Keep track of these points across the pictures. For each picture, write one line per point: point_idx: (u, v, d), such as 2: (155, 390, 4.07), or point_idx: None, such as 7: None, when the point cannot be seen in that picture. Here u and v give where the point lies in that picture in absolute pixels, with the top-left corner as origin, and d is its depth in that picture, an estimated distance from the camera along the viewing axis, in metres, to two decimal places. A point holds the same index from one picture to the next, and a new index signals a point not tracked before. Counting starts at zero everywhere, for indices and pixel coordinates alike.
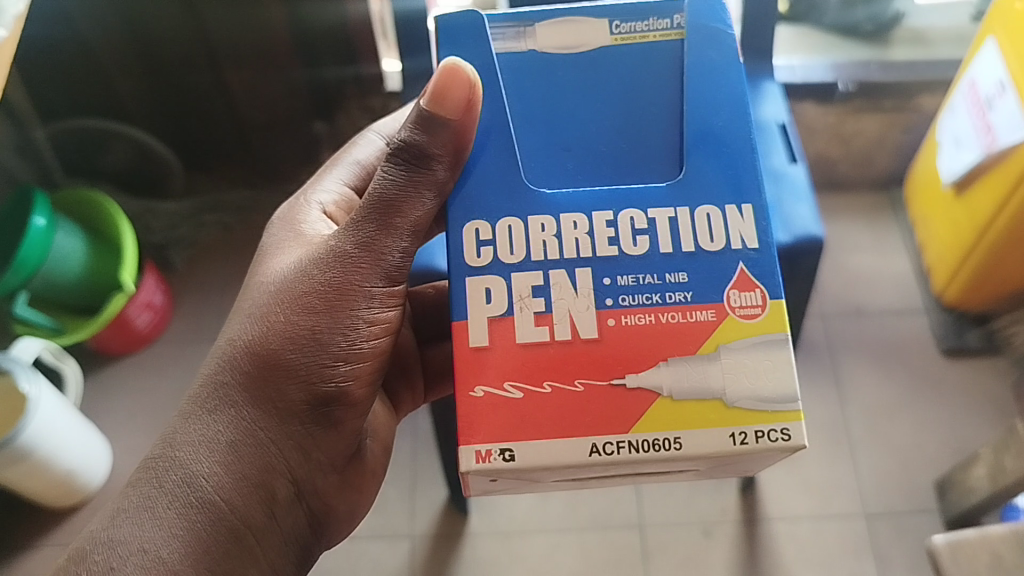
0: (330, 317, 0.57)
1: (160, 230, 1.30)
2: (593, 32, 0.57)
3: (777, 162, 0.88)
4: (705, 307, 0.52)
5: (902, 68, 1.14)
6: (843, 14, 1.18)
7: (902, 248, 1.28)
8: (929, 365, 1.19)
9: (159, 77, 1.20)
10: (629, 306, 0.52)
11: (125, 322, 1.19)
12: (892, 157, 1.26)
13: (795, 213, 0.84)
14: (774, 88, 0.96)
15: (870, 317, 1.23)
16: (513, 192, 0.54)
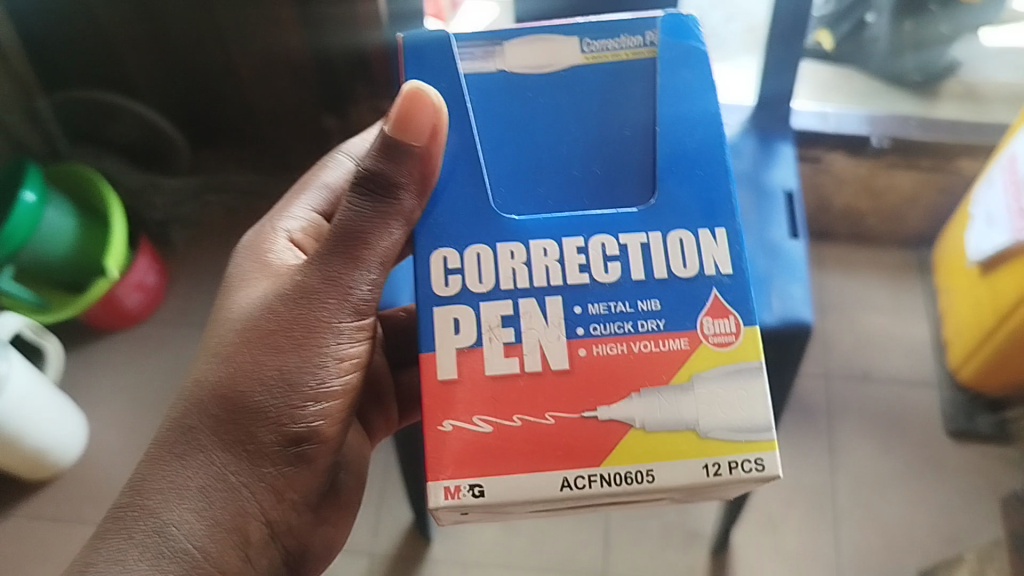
0: (299, 354, 0.51)
1: (162, 206, 1.21)
2: (563, 52, 0.51)
3: (775, 236, 0.77)
4: (680, 336, 0.46)
5: (943, 129, 1.08)
6: (891, 62, 1.12)
7: (923, 313, 1.18)
8: (933, 443, 1.09)
9: (171, 55, 1.14)
10: (598, 339, 0.47)
11: (113, 302, 1.11)
12: (926, 218, 1.17)
13: (784, 291, 0.73)
14: (790, 151, 0.83)
15: (878, 385, 1.13)
16: (479, 215, 0.48)
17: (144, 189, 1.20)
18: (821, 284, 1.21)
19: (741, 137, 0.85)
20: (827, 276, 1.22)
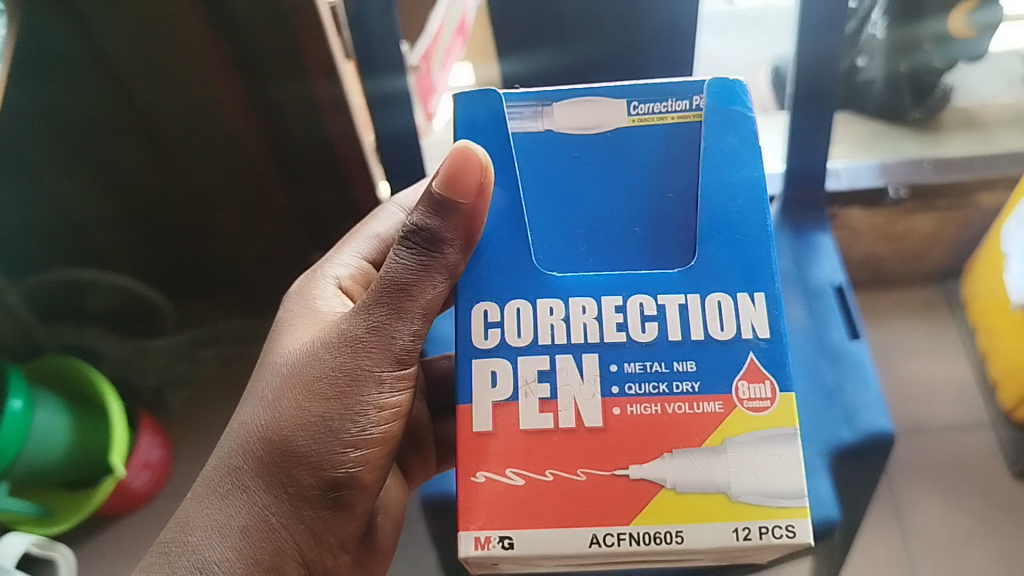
0: (340, 401, 0.54)
1: (154, 372, 1.17)
2: (610, 112, 0.55)
3: (836, 339, 0.80)
4: (715, 401, 0.48)
5: (959, 168, 1.07)
6: (889, 96, 1.10)
7: (962, 353, 1.15)
8: (1004, 491, 1.05)
9: (147, 219, 1.06)
10: (631, 395, 0.48)
11: (124, 488, 1.09)
12: (948, 250, 1.16)
13: (858, 405, 0.76)
14: (830, 242, 0.86)
15: (930, 436, 1.10)
16: (524, 274, 0.51)
17: (131, 357, 1.13)
18: None
19: (776, 235, 0.86)
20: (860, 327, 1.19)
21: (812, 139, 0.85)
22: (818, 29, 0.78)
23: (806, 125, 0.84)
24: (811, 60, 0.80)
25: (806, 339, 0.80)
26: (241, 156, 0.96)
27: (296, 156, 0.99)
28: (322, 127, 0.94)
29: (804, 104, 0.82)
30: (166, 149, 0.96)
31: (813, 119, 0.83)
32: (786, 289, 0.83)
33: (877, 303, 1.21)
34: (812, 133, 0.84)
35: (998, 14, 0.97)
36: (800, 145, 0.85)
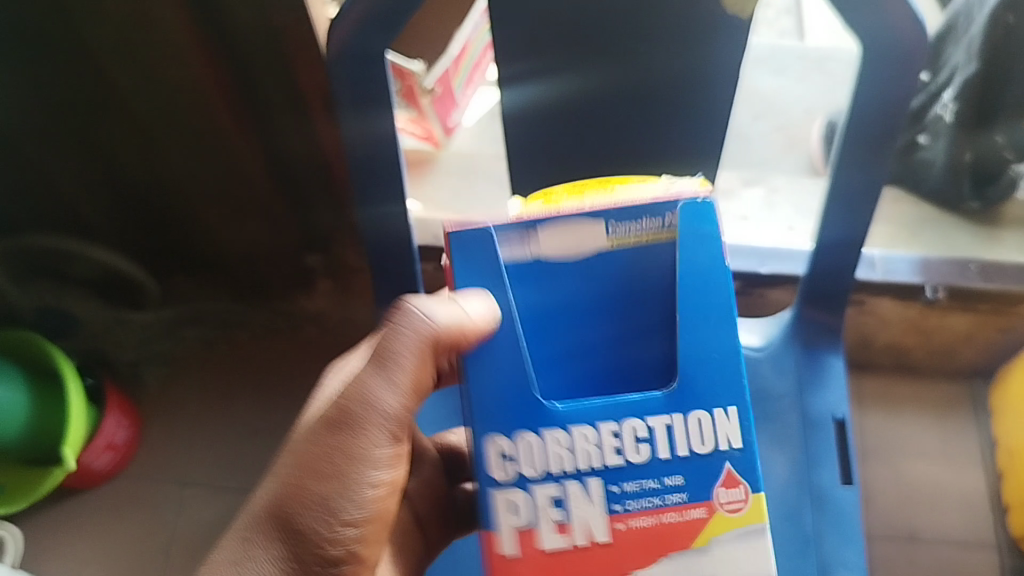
0: (339, 477, 0.50)
1: (133, 346, 1.14)
2: (590, 236, 0.50)
3: (825, 480, 0.71)
4: (703, 504, 0.48)
5: (1009, 275, 0.99)
6: (947, 184, 1.04)
7: (979, 462, 1.11)
8: None
9: (130, 200, 1.00)
10: (629, 512, 0.48)
11: (83, 468, 1.05)
12: (980, 353, 1.10)
13: (834, 566, 0.68)
14: (840, 366, 0.76)
15: (924, 546, 1.06)
16: (524, 405, 0.48)
17: (109, 329, 1.11)
18: (863, 425, 1.14)
19: (784, 348, 0.77)
20: (868, 416, 1.15)
21: (853, 212, 0.69)
22: (879, 100, 0.63)
23: (849, 195, 0.68)
24: (869, 121, 0.64)
25: (791, 478, 0.71)
26: (225, 154, 0.91)
27: (296, 154, 0.94)
28: (310, 123, 0.89)
29: (852, 165, 0.67)
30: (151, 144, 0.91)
31: (866, 180, 0.67)
32: (779, 427, 0.74)
33: (893, 394, 1.16)
34: (852, 207, 0.69)
35: None
36: (838, 218, 0.70)
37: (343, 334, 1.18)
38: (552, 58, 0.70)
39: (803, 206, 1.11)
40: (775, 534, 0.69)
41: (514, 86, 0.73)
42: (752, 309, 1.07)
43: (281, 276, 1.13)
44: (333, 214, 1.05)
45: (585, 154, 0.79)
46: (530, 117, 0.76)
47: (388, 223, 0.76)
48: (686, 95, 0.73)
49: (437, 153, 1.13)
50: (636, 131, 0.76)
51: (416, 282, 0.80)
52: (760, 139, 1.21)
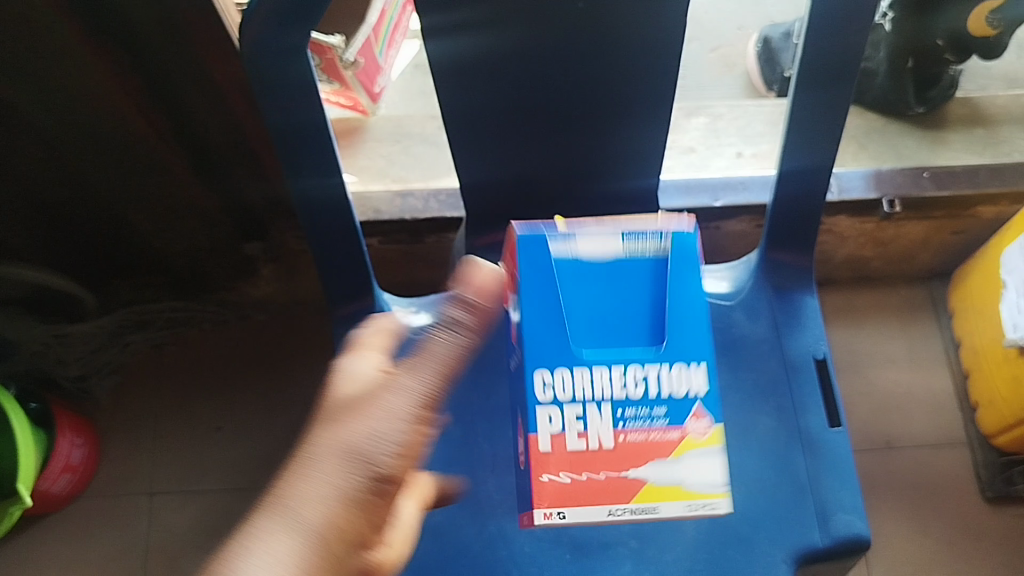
0: (349, 448, 0.42)
1: (77, 362, 1.08)
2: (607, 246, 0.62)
3: (813, 424, 0.73)
4: (680, 426, 0.61)
5: (961, 179, 0.99)
6: (891, 94, 1.03)
7: (943, 361, 1.12)
8: (972, 514, 1.03)
9: (49, 213, 0.93)
10: (624, 429, 0.60)
11: (43, 495, 1.00)
12: (935, 255, 1.10)
13: (832, 507, 0.69)
14: (814, 306, 0.77)
15: (900, 453, 1.07)
16: (560, 347, 0.61)
17: (47, 347, 1.04)
18: (830, 341, 1.14)
19: (755, 293, 0.78)
20: (833, 331, 1.15)
21: (812, 138, 0.69)
22: (834, 22, 0.62)
23: (808, 121, 0.68)
24: (827, 50, 0.64)
25: (776, 423, 0.73)
26: (146, 153, 0.85)
27: (220, 143, 0.89)
28: (232, 112, 0.84)
29: (808, 89, 0.66)
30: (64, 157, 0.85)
31: (824, 104, 0.67)
32: (762, 375, 0.75)
33: (854, 305, 1.17)
34: (812, 133, 0.69)
35: None
36: (796, 147, 0.70)
37: (305, 327, 1.17)
38: (478, 5, 0.63)
39: (748, 131, 1.09)
40: (769, 482, 0.71)
41: (439, 38, 0.64)
42: (706, 243, 1.05)
43: (218, 268, 1.07)
44: (265, 198, 0.98)
45: (526, 106, 0.71)
46: (461, 72, 0.67)
47: (329, 210, 0.71)
48: (627, 32, 0.66)
49: (366, 118, 1.08)
50: (578, 74, 0.69)
51: (369, 269, 0.76)
52: (696, 64, 1.20)
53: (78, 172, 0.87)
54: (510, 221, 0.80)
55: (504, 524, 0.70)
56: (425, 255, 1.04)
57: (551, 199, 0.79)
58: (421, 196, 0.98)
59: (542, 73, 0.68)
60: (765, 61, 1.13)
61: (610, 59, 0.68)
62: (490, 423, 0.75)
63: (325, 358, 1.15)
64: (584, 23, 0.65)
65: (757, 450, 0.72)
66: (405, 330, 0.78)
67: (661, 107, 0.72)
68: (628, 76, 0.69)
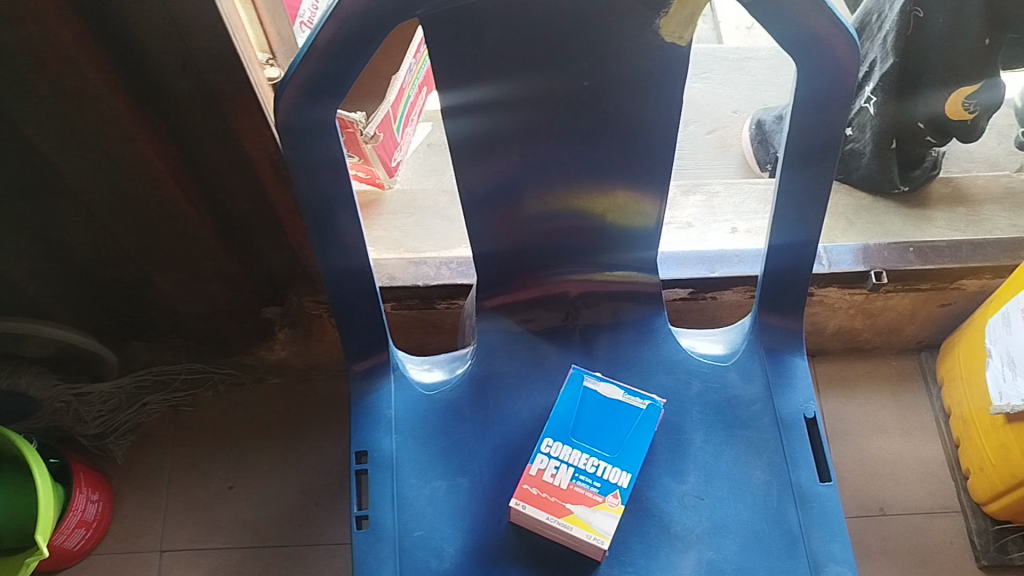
0: None
1: (96, 420, 1.12)
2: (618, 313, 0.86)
3: (804, 478, 0.77)
4: (610, 495, 0.73)
5: (945, 253, 1.04)
6: (877, 173, 1.09)
7: (934, 430, 1.16)
8: None
9: (79, 273, 0.99)
10: (574, 480, 0.74)
11: (58, 548, 1.03)
12: (923, 327, 1.15)
13: (824, 558, 0.73)
14: (803, 367, 0.82)
15: (894, 519, 1.10)
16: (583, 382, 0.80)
17: (67, 405, 1.09)
18: (823, 411, 1.18)
19: (748, 355, 0.83)
20: (827, 400, 1.19)
21: (800, 211, 0.75)
22: (818, 106, 0.68)
23: (797, 195, 0.74)
24: (811, 130, 0.70)
25: (770, 477, 0.77)
26: (175, 217, 0.91)
27: (245, 213, 0.94)
28: (260, 182, 0.89)
29: (797, 164, 0.72)
30: (96, 217, 0.90)
31: (810, 181, 0.73)
32: (754, 432, 0.79)
33: (845, 375, 1.21)
34: (801, 206, 0.75)
35: (999, 95, 0.99)
36: (786, 220, 0.76)
37: (318, 389, 1.22)
38: (494, 85, 0.69)
39: (742, 208, 1.14)
40: (762, 533, 0.74)
41: (458, 116, 0.70)
42: (702, 313, 1.10)
43: (236, 330, 1.12)
44: (285, 263, 1.04)
45: (535, 178, 0.76)
46: (476, 147, 0.73)
47: (349, 271, 0.76)
48: (628, 110, 0.72)
49: (383, 191, 1.14)
50: (582, 151, 0.75)
51: (384, 329, 0.81)
52: (693, 145, 1.27)
53: (109, 236, 0.93)
54: (518, 284, 0.85)
55: (510, 573, 0.73)
56: (435, 321, 1.09)
57: (557, 263, 0.85)
58: (434, 264, 1.03)
59: (550, 148, 0.74)
60: (758, 142, 1.20)
61: (613, 136, 0.74)
62: (499, 474, 0.77)
63: (335, 420, 1.20)
64: (590, 101, 0.71)
65: (751, 503, 0.76)
66: (417, 385, 0.82)
67: (659, 182, 0.77)
68: (630, 153, 0.75)
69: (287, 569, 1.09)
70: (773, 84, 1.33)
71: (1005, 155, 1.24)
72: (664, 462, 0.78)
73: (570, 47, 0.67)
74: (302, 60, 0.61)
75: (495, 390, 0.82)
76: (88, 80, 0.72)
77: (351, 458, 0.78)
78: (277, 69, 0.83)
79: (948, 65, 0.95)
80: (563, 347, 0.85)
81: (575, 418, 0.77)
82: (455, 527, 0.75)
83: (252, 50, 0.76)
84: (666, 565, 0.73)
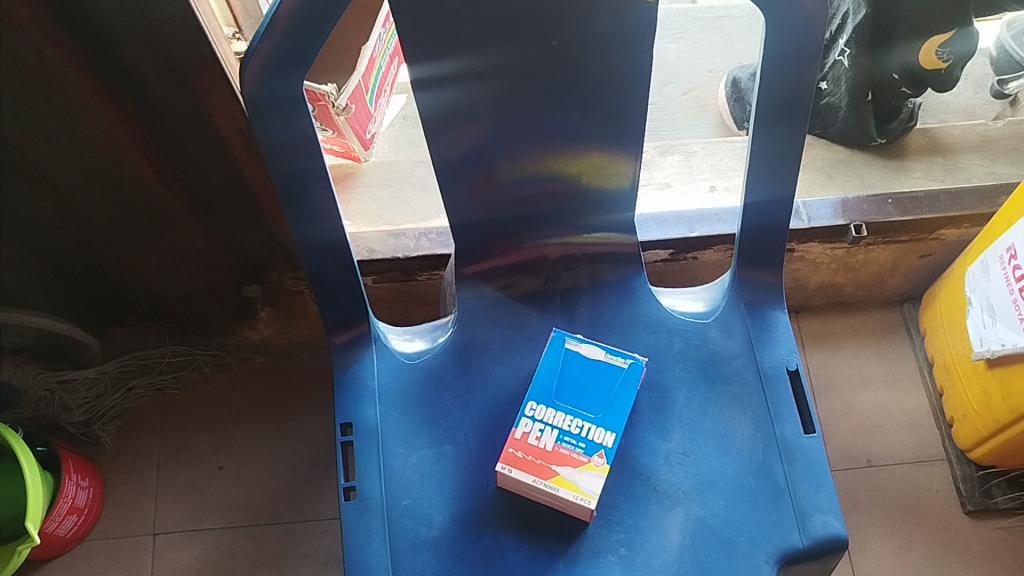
0: None
1: (82, 407, 1.12)
2: (599, 274, 0.86)
3: (789, 431, 0.77)
4: (596, 455, 0.74)
5: (923, 204, 1.04)
6: (854, 127, 1.09)
7: (918, 380, 1.17)
8: (954, 528, 1.06)
9: (56, 258, 0.99)
10: (559, 442, 0.75)
11: (52, 535, 1.03)
12: (905, 279, 1.16)
13: (811, 509, 0.73)
14: (785, 321, 0.83)
15: (881, 470, 1.11)
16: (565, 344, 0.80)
17: (52, 392, 1.09)
18: (808, 366, 1.19)
19: (729, 311, 0.83)
20: (812, 356, 1.20)
21: (775, 165, 0.75)
22: (788, 59, 0.68)
23: (771, 150, 0.74)
24: (783, 84, 0.69)
25: (755, 432, 0.77)
26: (149, 198, 0.90)
27: (220, 192, 0.93)
28: (233, 161, 0.88)
29: (770, 119, 0.72)
30: (67, 200, 0.89)
31: (784, 133, 0.73)
32: (737, 388, 0.79)
33: (829, 330, 1.22)
34: (775, 160, 0.75)
35: (973, 43, 0.99)
36: (762, 175, 0.76)
37: (304, 367, 1.22)
38: (465, 57, 0.69)
39: (721, 166, 1.14)
40: (749, 487, 0.75)
41: (429, 89, 0.70)
42: (684, 273, 1.10)
43: (218, 311, 1.11)
44: (263, 242, 1.03)
45: (509, 143, 0.76)
46: (449, 115, 0.72)
47: (326, 244, 0.76)
48: (599, 72, 0.71)
49: (359, 164, 1.13)
50: (554, 115, 0.74)
51: (363, 301, 0.81)
52: (669, 107, 1.27)
53: (83, 219, 0.92)
54: (497, 250, 0.85)
55: (498, 538, 0.73)
56: (417, 293, 1.09)
57: (535, 226, 0.84)
58: (413, 235, 1.03)
59: (522, 113, 0.74)
60: (734, 100, 1.19)
61: (586, 99, 0.73)
62: (484, 440, 0.77)
63: (323, 396, 1.20)
64: (561, 64, 0.71)
65: (737, 458, 0.76)
66: (400, 355, 0.82)
67: (633, 141, 0.77)
68: (603, 113, 0.75)
69: (280, 546, 1.09)
70: (748, 42, 1.33)
71: (981, 105, 1.24)
72: (648, 421, 0.78)
73: (538, 13, 0.67)
74: (265, 31, 0.60)
75: (478, 357, 0.82)
76: (51, 60, 0.71)
77: (336, 430, 0.78)
78: (243, 43, 0.85)
79: (922, 14, 0.95)
80: (544, 311, 0.84)
81: (558, 381, 0.78)
82: (443, 494, 0.75)
83: (217, 25, 0.75)
84: (654, 523, 0.73)
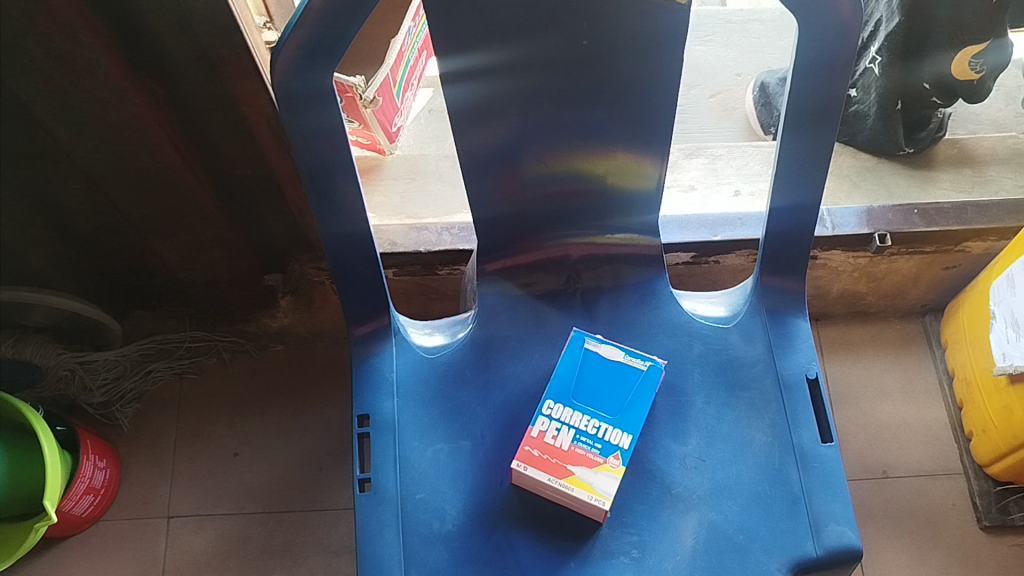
0: None
1: (101, 389, 1.13)
2: (622, 274, 0.86)
3: (806, 439, 0.77)
4: (611, 456, 0.74)
5: (949, 215, 1.03)
6: (882, 135, 1.08)
7: (937, 391, 1.16)
8: (970, 542, 1.06)
9: (80, 240, 1.00)
10: (575, 442, 0.75)
11: (68, 514, 1.03)
12: (928, 289, 1.15)
13: (825, 518, 0.73)
14: (805, 329, 0.82)
15: (897, 481, 1.10)
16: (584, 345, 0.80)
17: (73, 373, 1.09)
18: (827, 374, 1.18)
19: (750, 316, 0.83)
20: (831, 363, 1.19)
21: (802, 172, 0.75)
22: (820, 65, 0.67)
23: (798, 156, 0.74)
24: (814, 90, 0.69)
25: (771, 438, 0.77)
26: (173, 183, 0.91)
27: (245, 180, 0.94)
28: (259, 149, 0.89)
29: (800, 125, 0.71)
30: (94, 182, 0.90)
31: (813, 139, 0.72)
32: (756, 393, 0.79)
33: (849, 338, 1.21)
34: (802, 166, 0.74)
35: (1006, 55, 0.98)
36: (788, 181, 0.76)
37: (322, 356, 1.22)
38: (494, 51, 0.68)
39: (746, 170, 1.14)
40: (764, 494, 0.74)
41: (457, 83, 0.70)
42: (705, 277, 1.10)
43: (238, 297, 1.12)
44: (286, 232, 1.03)
45: (535, 140, 0.76)
46: (477, 111, 0.72)
47: (349, 235, 0.76)
48: (628, 72, 0.71)
49: (384, 157, 1.14)
50: (582, 114, 0.74)
51: (385, 294, 0.81)
52: (696, 109, 1.27)
53: (108, 202, 0.93)
54: (519, 248, 0.85)
55: (511, 535, 0.73)
56: (437, 287, 1.09)
57: (558, 223, 0.84)
58: (435, 229, 1.03)
59: (549, 111, 0.74)
60: (762, 105, 1.19)
61: (614, 99, 0.73)
62: (500, 436, 0.78)
63: (339, 387, 1.20)
64: (590, 62, 0.70)
65: (753, 464, 0.76)
66: (419, 349, 0.82)
67: (659, 143, 0.76)
68: (631, 113, 0.74)
69: (293, 533, 1.10)
70: (778, 47, 1.32)
71: (1012, 116, 1.22)
72: (664, 424, 0.78)
73: (569, 10, 0.66)
74: (299, 21, 0.60)
75: (496, 353, 0.82)
76: (84, 44, 0.71)
77: (354, 420, 0.78)
78: (274, 32, 0.85)
79: (956, 23, 0.94)
80: (564, 310, 0.84)
81: (576, 381, 0.78)
82: (456, 489, 0.75)
83: (249, 13, 0.76)
84: (667, 526, 0.73)
